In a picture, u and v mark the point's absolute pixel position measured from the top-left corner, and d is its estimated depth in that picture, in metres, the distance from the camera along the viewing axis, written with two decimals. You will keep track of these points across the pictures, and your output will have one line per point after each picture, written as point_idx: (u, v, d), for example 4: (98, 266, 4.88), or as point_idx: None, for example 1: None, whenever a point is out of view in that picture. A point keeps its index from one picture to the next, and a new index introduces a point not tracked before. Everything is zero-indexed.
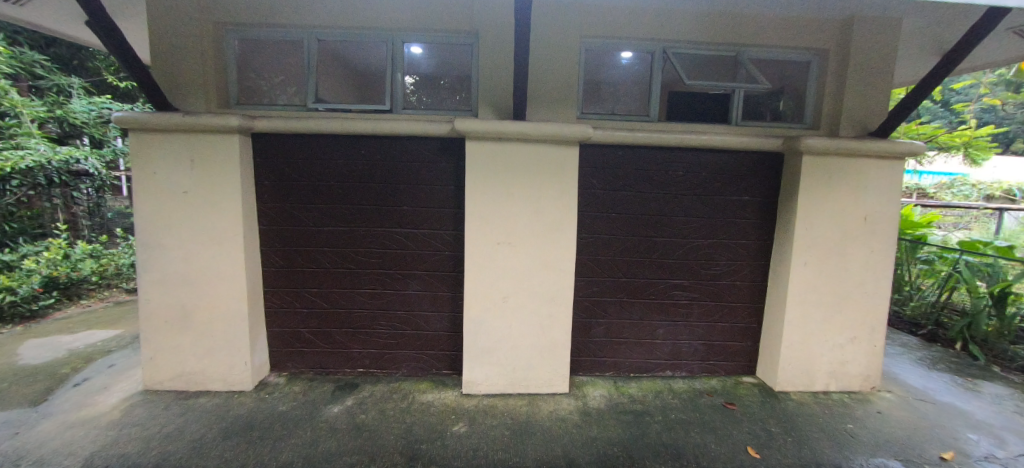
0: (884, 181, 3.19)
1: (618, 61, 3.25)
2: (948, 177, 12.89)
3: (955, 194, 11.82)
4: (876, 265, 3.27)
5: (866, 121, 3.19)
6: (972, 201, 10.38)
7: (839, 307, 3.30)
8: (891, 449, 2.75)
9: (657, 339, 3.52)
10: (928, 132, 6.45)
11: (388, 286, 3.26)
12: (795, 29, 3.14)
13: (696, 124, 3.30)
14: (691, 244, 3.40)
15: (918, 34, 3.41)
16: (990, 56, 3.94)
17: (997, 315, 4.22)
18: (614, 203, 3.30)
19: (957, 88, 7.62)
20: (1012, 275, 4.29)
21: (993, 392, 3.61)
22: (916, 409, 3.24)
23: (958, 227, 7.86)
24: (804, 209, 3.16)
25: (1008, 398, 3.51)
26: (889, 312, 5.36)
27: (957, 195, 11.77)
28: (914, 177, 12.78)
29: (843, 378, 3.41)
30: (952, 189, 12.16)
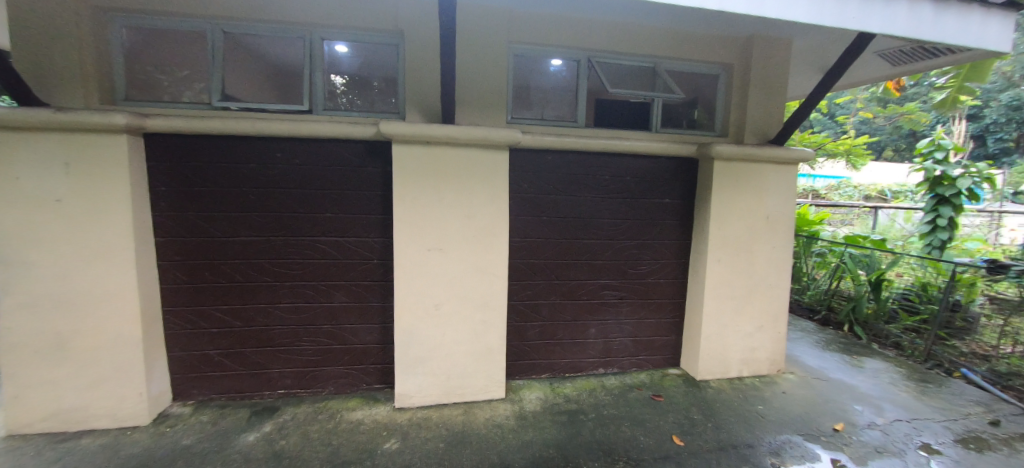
0: (782, 184, 3.54)
1: (547, 67, 3.31)
2: (836, 181, 14.67)
3: (842, 195, 13.49)
4: (777, 259, 3.62)
5: (765, 130, 3.54)
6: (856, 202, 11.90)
7: (748, 299, 3.61)
8: (794, 426, 3.05)
9: (590, 338, 3.62)
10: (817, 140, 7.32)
11: (309, 299, 3.04)
12: (704, 45, 3.41)
13: (620, 131, 3.46)
14: (618, 245, 3.55)
15: (806, 53, 3.84)
16: (861, 76, 4.55)
17: (874, 298, 4.88)
18: (545, 207, 3.36)
19: (841, 102, 8.69)
20: (884, 264, 4.97)
21: (872, 366, 4.15)
22: (813, 387, 3.63)
23: (844, 224, 8.99)
24: (716, 210, 3.43)
25: (884, 371, 4.05)
26: (791, 300, 5.99)
27: (843, 196, 13.44)
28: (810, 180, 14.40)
29: (753, 364, 3.74)
30: (839, 191, 13.85)
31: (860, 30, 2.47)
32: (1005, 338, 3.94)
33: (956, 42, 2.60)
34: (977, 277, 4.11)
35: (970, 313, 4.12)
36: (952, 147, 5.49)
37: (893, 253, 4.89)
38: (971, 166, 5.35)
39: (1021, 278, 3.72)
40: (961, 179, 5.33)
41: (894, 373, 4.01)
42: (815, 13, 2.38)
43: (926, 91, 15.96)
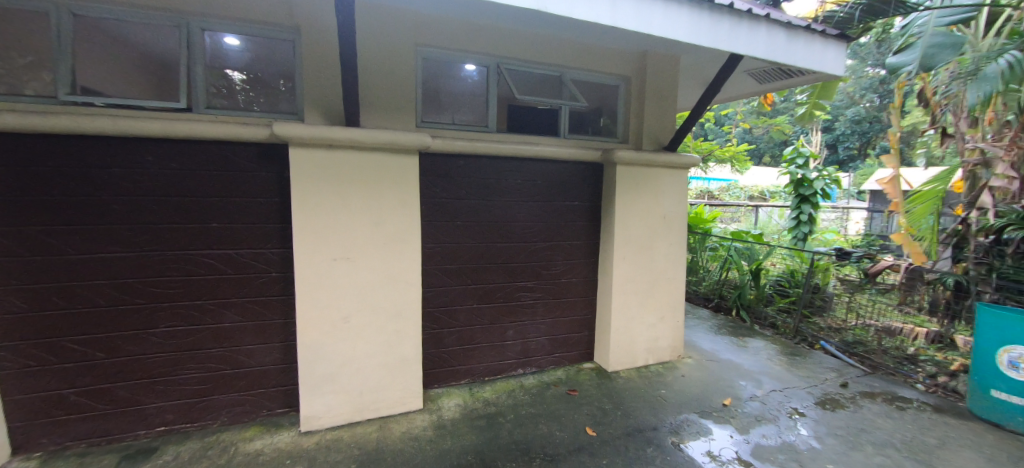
0: (675, 186, 3.90)
1: (459, 71, 3.31)
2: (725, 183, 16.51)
3: None
4: (673, 255, 3.98)
5: (659, 137, 3.87)
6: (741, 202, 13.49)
7: (650, 292, 3.92)
8: (690, 405, 3.36)
9: (508, 340, 3.67)
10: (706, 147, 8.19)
11: (194, 320, 2.70)
12: (603, 57, 3.66)
13: (530, 136, 3.57)
14: (532, 247, 3.65)
15: (691, 68, 4.28)
16: (737, 91, 5.18)
17: (755, 286, 5.58)
18: (458, 212, 3.35)
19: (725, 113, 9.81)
20: (762, 255, 5.73)
21: (754, 345, 4.74)
22: (707, 368, 4.05)
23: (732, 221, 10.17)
24: (619, 212, 3.68)
25: (763, 349, 4.64)
26: (689, 291, 6.63)
27: None
28: (704, 183, 16.06)
29: (657, 352, 4.07)
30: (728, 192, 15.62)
31: (729, 50, 2.82)
32: (851, 312, 4.74)
33: (802, 65, 3.08)
34: (832, 263, 4.95)
35: (828, 293, 5.09)
36: (809, 154, 6.45)
37: (767, 246, 5.64)
38: (823, 170, 6.47)
39: (859, 262, 4.53)
40: (817, 181, 6.40)
41: (771, 350, 4.61)
42: (694, 32, 2.66)
43: (791, 107, 18.66)
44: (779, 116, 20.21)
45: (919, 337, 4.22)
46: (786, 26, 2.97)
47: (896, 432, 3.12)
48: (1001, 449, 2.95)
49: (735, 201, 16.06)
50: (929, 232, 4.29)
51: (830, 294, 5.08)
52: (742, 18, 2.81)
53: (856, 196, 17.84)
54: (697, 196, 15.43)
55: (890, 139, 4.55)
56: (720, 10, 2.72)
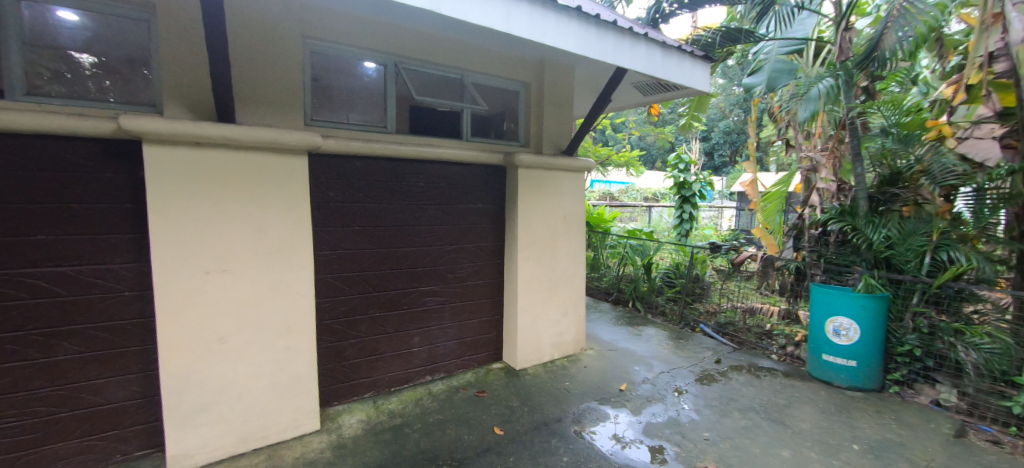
0: (573, 189, 4.12)
1: (353, 68, 3.14)
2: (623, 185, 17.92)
3: None
4: (573, 254, 4.20)
5: (557, 142, 4.07)
6: None
7: (553, 290, 4.09)
8: (591, 394, 3.58)
9: (414, 348, 3.57)
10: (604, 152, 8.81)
11: (14, 356, 2.19)
12: (503, 63, 3.74)
13: (432, 138, 3.52)
14: (436, 251, 3.59)
15: (586, 78, 4.57)
16: (626, 101, 5.66)
17: (647, 279, 6.13)
18: (356, 216, 3.17)
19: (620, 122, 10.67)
20: (652, 251, 6.31)
21: (647, 333, 5.20)
22: (607, 358, 4.35)
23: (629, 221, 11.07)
24: (522, 213, 3.79)
25: (654, 336, 5.11)
26: (592, 287, 7.07)
27: None
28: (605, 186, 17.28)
29: (561, 346, 4.26)
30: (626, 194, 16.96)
31: (616, 64, 3.09)
32: (723, 298, 5.56)
33: (676, 80, 3.47)
34: (707, 256, 5.81)
35: (705, 281, 5.71)
36: (688, 161, 7.22)
37: (656, 242, 6.24)
38: (700, 174, 7.36)
39: (726, 253, 5.62)
40: (694, 184, 7.26)
41: (661, 336, 5.10)
42: (582, 45, 2.84)
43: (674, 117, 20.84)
44: (665, 125, 22.50)
45: (774, 316, 4.97)
46: (662, 45, 3.32)
47: (756, 398, 3.65)
48: (830, 402, 3.60)
49: (632, 202, 17.50)
50: (773, 226, 4.94)
51: (707, 282, 5.69)
52: (625, 35, 3.08)
53: (728, 196, 20.54)
54: (600, 198, 16.53)
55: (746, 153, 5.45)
56: (606, 26, 2.95)
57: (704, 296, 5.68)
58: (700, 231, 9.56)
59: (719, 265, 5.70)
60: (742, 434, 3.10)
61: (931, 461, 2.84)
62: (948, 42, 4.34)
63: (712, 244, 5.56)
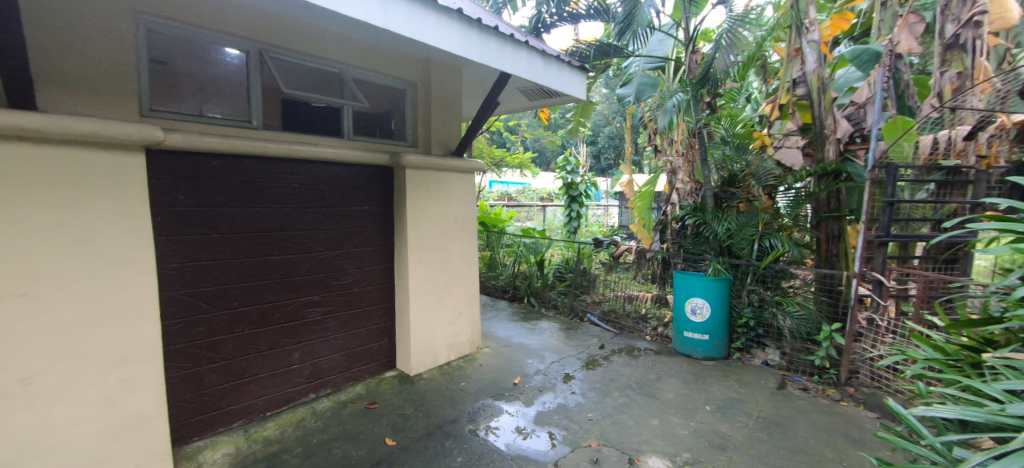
0: (464, 189, 4.13)
1: (207, 54, 2.75)
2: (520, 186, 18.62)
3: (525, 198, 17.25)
4: (466, 254, 4.21)
5: (446, 142, 4.05)
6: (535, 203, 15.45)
7: (446, 292, 4.06)
8: (487, 391, 3.64)
9: (293, 365, 3.26)
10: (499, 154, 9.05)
11: None
12: (386, 60, 3.60)
13: (308, 136, 3.25)
14: (317, 258, 3.33)
15: (474, 80, 4.62)
16: (514, 105, 5.87)
17: (540, 275, 6.43)
18: (215, 222, 2.79)
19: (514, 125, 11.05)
20: (545, 248, 6.60)
21: (542, 327, 5.45)
22: (503, 354, 4.46)
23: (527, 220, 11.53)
24: (411, 215, 3.69)
25: (548, 329, 5.38)
26: (490, 286, 7.19)
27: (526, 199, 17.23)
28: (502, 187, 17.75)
29: (457, 347, 4.25)
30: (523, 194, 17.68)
31: (498, 67, 3.18)
32: (607, 288, 5.80)
33: (555, 86, 3.70)
34: (592, 250, 6.15)
35: (592, 273, 5.99)
36: (575, 163, 7.76)
37: (547, 239, 6.58)
38: (585, 176, 7.96)
39: (607, 248, 6.01)
40: (581, 184, 7.83)
41: (553, 328, 5.38)
42: (465, 48, 2.88)
43: (563, 122, 22.20)
44: (555, 129, 23.91)
45: (648, 300, 5.47)
46: (542, 53, 3.51)
47: (633, 376, 4.06)
48: (690, 373, 4.17)
49: (530, 202, 18.19)
50: (645, 220, 5.67)
51: (594, 274, 5.97)
52: (507, 41, 3.20)
53: (613, 195, 22.51)
54: (499, 198, 16.90)
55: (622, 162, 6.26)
56: (487, 30, 3.02)
57: (591, 287, 5.97)
58: (588, 228, 10.32)
59: (601, 258, 6.04)
60: (620, 409, 3.43)
61: (761, 411, 3.45)
62: (769, 70, 5.39)
63: (594, 240, 5.89)
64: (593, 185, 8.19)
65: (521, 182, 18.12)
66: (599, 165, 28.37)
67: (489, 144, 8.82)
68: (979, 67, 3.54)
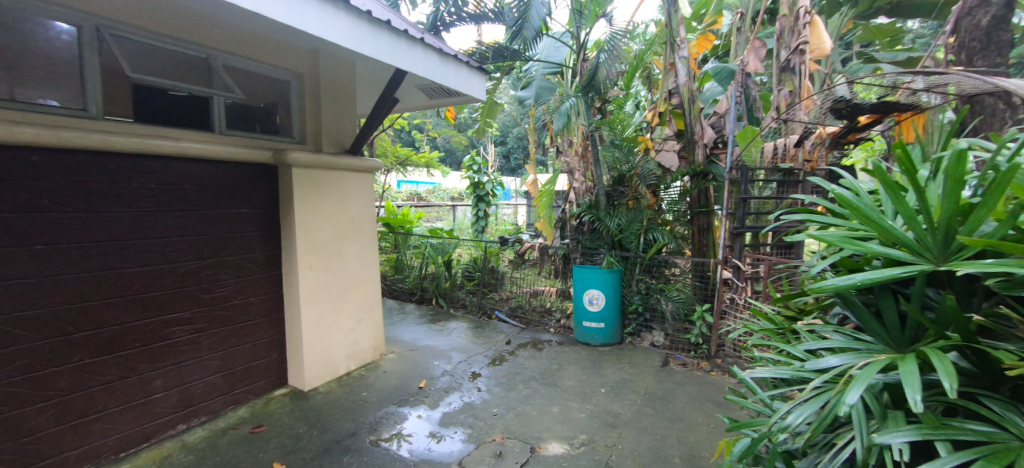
0: (360, 189, 3.91)
1: (21, 25, 2.27)
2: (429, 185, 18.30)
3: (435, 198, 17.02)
4: (366, 257, 4.00)
5: (340, 139, 3.82)
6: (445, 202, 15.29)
7: (345, 298, 3.81)
8: (391, 398, 3.52)
9: (156, 394, 2.82)
10: (404, 152, 8.70)
11: None
12: (266, 48, 3.26)
13: (167, 129, 2.83)
14: (183, 268, 2.92)
15: (369, 75, 4.41)
16: (415, 103, 5.72)
17: (448, 275, 6.36)
18: (38, 231, 2.33)
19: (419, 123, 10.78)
20: (453, 248, 6.49)
21: (451, 327, 5.41)
22: (408, 359, 4.33)
23: (437, 220, 11.35)
24: (300, 217, 3.40)
25: (456, 329, 5.35)
26: (396, 289, 6.94)
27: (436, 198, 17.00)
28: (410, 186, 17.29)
29: (358, 356, 4.03)
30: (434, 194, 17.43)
31: (390, 63, 3.06)
32: (514, 284, 5.95)
33: (452, 86, 3.68)
34: (499, 249, 6.19)
35: (500, 271, 6.05)
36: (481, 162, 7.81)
37: (454, 239, 6.50)
38: (492, 176, 8.07)
39: (513, 246, 6.07)
40: (488, 184, 7.90)
41: (461, 328, 5.37)
42: (353, 42, 2.74)
43: (471, 122, 22.28)
44: (463, 128, 23.91)
45: (552, 294, 5.74)
46: (438, 52, 3.48)
47: (536, 368, 4.23)
48: (589, 359, 4.47)
49: (440, 201, 17.85)
50: (547, 217, 5.93)
51: (501, 271, 6.06)
52: (400, 37, 3.10)
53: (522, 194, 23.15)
54: (408, 198, 16.38)
55: (529, 165, 6.66)
56: (378, 24, 2.90)
57: (498, 285, 6.06)
58: (497, 227, 10.45)
59: (507, 257, 6.12)
60: (524, 401, 3.56)
61: (647, 388, 3.83)
62: (652, 79, 5.98)
63: (499, 238, 5.95)
64: (500, 184, 8.32)
65: (430, 181, 17.80)
66: (506, 164, 28.88)
67: (392, 142, 8.26)
68: (804, 86, 4.30)
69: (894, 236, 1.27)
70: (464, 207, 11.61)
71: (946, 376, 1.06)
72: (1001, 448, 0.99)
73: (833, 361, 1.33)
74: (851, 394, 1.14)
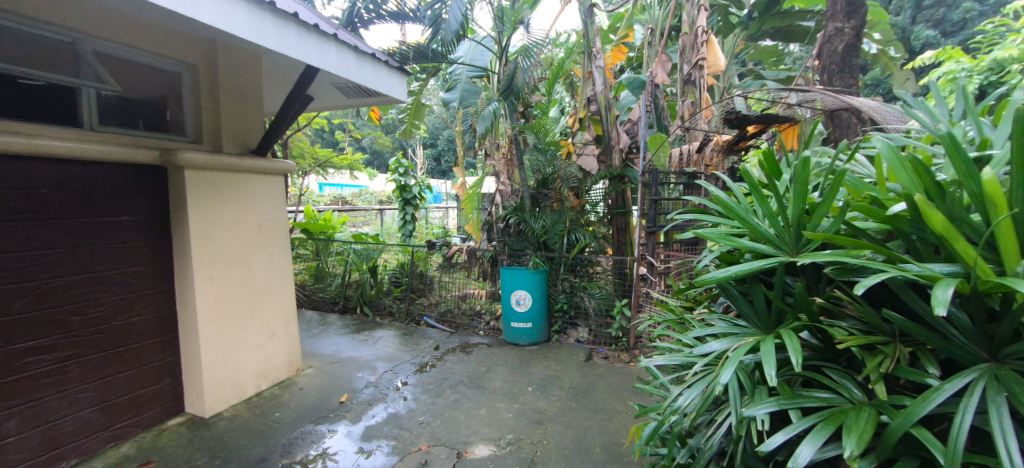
0: (268, 193, 3.61)
1: None
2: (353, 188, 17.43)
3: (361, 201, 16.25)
4: (278, 267, 3.70)
5: (244, 139, 3.51)
6: (372, 206, 14.67)
7: (253, 313, 3.50)
8: (308, 417, 3.29)
9: (7, 437, 2.39)
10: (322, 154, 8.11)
11: None
12: (153, 35, 2.89)
13: (20, 124, 2.42)
14: (44, 287, 2.51)
15: (279, 71, 4.10)
16: (332, 103, 5.42)
17: (373, 282, 6.10)
18: None
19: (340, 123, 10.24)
20: (377, 254, 6.18)
21: (376, 336, 5.19)
22: (329, 373, 4.08)
23: (362, 225, 10.84)
24: (196, 225, 3.06)
25: (382, 338, 5.14)
26: (316, 299, 6.50)
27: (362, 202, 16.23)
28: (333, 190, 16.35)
29: (270, 374, 3.71)
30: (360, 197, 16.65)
31: (300, 58, 2.86)
32: (444, 288, 5.85)
33: (370, 85, 3.54)
34: (426, 253, 5.92)
35: (428, 276, 5.92)
36: (407, 164, 7.60)
37: (379, 245, 6.18)
38: (419, 179, 7.88)
39: (441, 251, 5.91)
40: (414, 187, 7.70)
41: (387, 337, 5.17)
42: (255, 34, 2.52)
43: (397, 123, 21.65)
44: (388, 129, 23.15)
45: (482, 297, 5.71)
46: (354, 49, 3.33)
47: (465, 372, 4.20)
48: (517, 359, 4.54)
49: (366, 205, 17.06)
50: (474, 220, 6.09)
51: (430, 276, 5.93)
52: (311, 32, 2.92)
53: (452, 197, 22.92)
54: (331, 202, 15.45)
55: (456, 168, 6.60)
56: (284, 16, 2.70)
57: (426, 290, 5.93)
58: (426, 231, 10.22)
59: (435, 261, 5.89)
60: (453, 406, 3.52)
61: (572, 383, 3.97)
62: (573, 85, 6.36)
63: (427, 241, 5.77)
64: (427, 187, 8.16)
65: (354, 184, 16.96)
66: (435, 168, 28.41)
67: (309, 142, 7.63)
68: (703, 98, 4.74)
69: (760, 233, 1.46)
70: (392, 211, 11.22)
71: (795, 353, 1.23)
72: (836, 410, 1.17)
73: (714, 345, 1.49)
74: (724, 373, 1.29)
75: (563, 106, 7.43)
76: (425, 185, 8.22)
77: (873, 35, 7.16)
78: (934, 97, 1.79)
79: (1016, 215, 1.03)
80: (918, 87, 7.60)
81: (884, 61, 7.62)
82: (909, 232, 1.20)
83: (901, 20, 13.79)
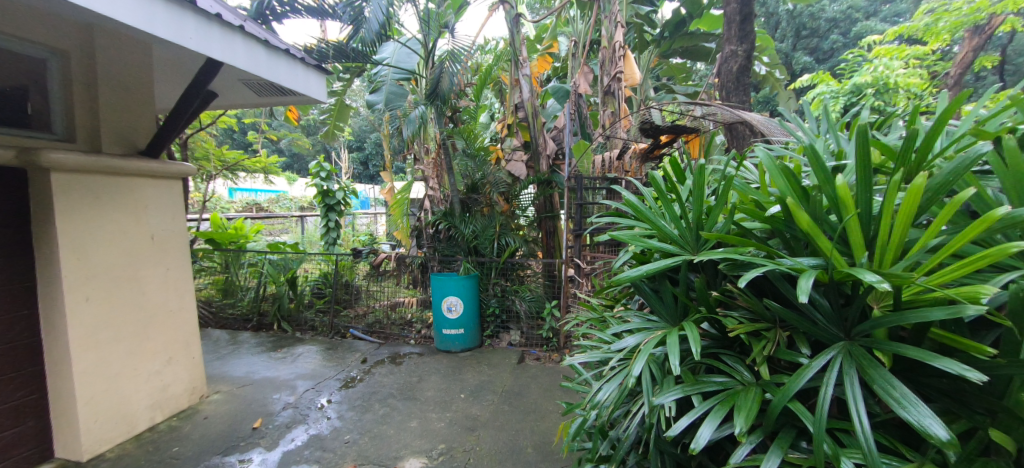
0: (162, 201, 3.22)
1: None
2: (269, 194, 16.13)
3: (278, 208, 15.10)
4: (175, 282, 3.31)
5: (131, 138, 3.11)
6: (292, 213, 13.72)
7: (144, 334, 3.09)
8: (215, 448, 2.98)
9: None
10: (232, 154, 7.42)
11: None
12: (10, 15, 2.47)
13: None
14: None
15: (176, 63, 3.69)
16: (242, 101, 4.98)
17: (293, 294, 5.69)
18: None
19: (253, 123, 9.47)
20: (297, 264, 5.76)
21: (296, 354, 4.82)
22: (240, 397, 3.73)
23: (280, 234, 10.08)
24: (69, 238, 2.65)
25: (301, 355, 4.78)
26: (225, 316, 5.90)
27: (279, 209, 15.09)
28: (246, 196, 15.01)
29: (168, 404, 3.30)
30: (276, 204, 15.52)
31: (200, 51, 2.59)
32: (371, 298, 5.57)
33: (285, 83, 3.31)
34: (352, 261, 5.67)
35: (354, 285, 5.63)
36: (330, 169, 7.20)
37: (300, 254, 5.77)
38: (343, 184, 7.48)
39: (368, 258, 5.64)
40: (338, 192, 7.31)
41: (308, 353, 4.83)
42: (143, 22, 2.25)
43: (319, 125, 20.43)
44: (308, 130, 21.82)
45: (412, 305, 5.52)
46: (265, 44, 3.10)
47: (395, 384, 4.05)
48: (449, 367, 4.46)
49: (285, 212, 15.88)
50: (404, 226, 5.96)
51: (356, 285, 5.63)
52: (212, 22, 2.66)
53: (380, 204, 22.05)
54: (243, 209, 14.13)
55: (383, 172, 6.37)
56: (180, 4, 2.43)
57: (353, 301, 5.64)
58: (352, 239, 9.74)
59: (362, 269, 5.61)
60: (381, 421, 3.38)
61: (504, 386, 3.99)
62: (502, 92, 6.47)
63: (351, 249, 5.46)
64: (352, 193, 7.78)
65: (270, 189, 15.72)
66: (361, 171, 27.27)
67: (215, 143, 6.92)
68: (622, 108, 5.03)
69: (666, 233, 1.59)
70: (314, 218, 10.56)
71: (694, 342, 1.35)
72: (730, 393, 1.30)
73: (628, 340, 1.58)
74: (636, 366, 1.39)
75: (492, 112, 7.51)
76: (351, 189, 7.84)
77: (763, 58, 8.10)
78: (805, 113, 2.07)
79: (862, 214, 1.21)
80: (798, 105, 8.73)
81: (771, 81, 8.65)
82: (783, 231, 1.37)
83: (784, 47, 15.79)
